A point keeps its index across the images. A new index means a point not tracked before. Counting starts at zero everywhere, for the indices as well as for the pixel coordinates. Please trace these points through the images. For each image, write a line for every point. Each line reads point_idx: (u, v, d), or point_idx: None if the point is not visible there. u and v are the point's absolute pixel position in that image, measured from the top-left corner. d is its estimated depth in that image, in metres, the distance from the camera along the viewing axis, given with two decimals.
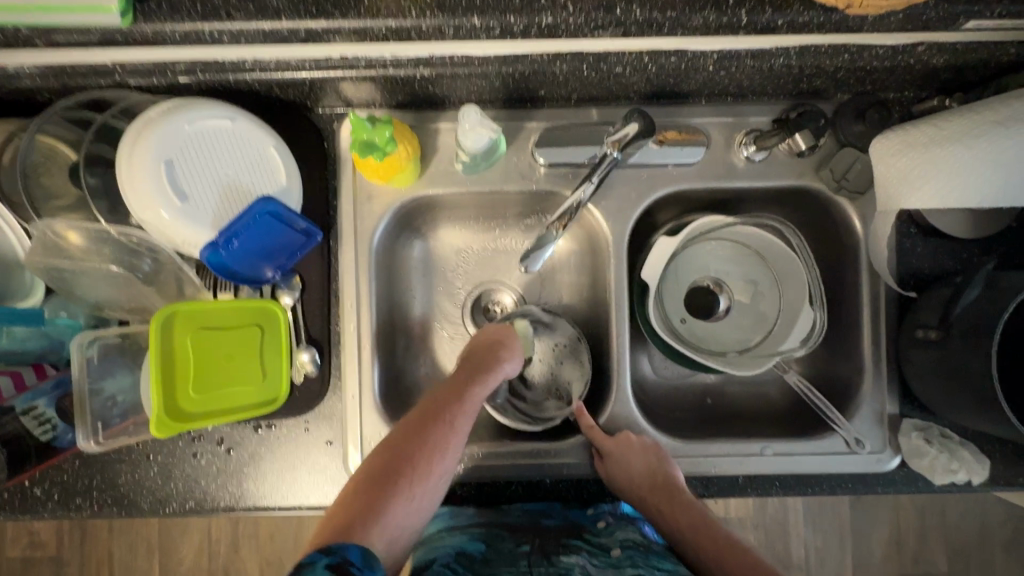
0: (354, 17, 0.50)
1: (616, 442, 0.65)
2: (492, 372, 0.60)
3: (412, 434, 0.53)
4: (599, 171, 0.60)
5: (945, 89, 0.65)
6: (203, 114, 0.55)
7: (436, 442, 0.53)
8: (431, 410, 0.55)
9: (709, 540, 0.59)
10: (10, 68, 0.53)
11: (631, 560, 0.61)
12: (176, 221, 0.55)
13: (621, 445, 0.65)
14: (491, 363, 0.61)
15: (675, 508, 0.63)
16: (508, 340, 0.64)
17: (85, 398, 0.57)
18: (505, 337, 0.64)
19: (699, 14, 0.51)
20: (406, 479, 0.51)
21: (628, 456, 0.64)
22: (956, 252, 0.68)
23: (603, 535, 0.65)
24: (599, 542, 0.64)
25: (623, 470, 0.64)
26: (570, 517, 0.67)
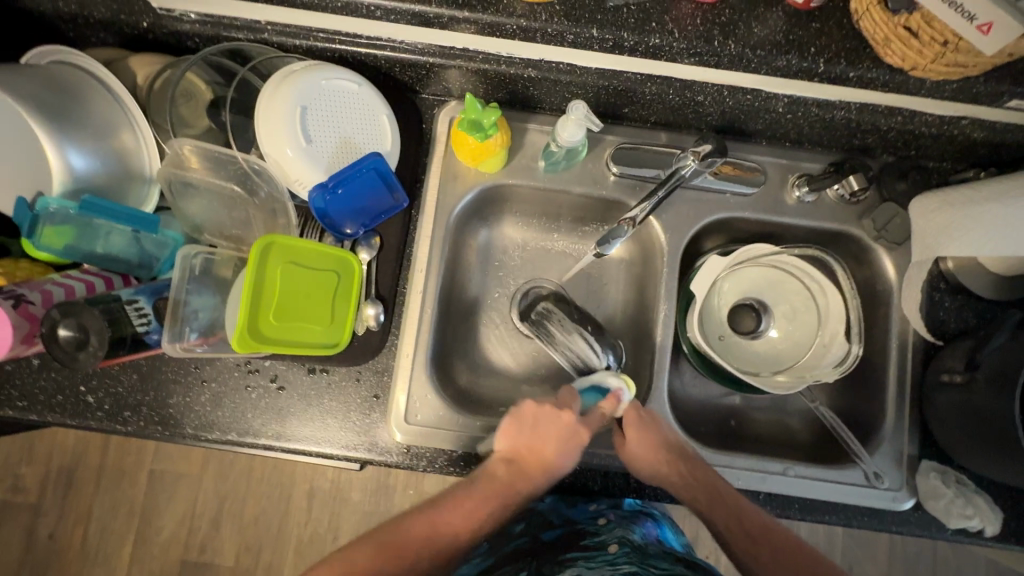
0: (493, 12, 0.58)
1: (641, 423, 0.66)
2: (534, 466, 0.61)
3: (430, 525, 0.58)
4: (666, 187, 0.67)
5: (980, 164, 0.73)
6: (337, 75, 0.63)
7: (458, 524, 0.58)
8: (461, 498, 0.60)
9: (764, 546, 0.60)
10: (177, 11, 0.63)
11: (626, 557, 0.61)
12: (300, 160, 0.61)
13: (651, 423, 0.66)
14: (552, 436, 0.61)
15: (716, 509, 0.62)
16: (543, 423, 0.62)
17: (176, 304, 0.61)
18: (569, 412, 0.63)
19: (784, 57, 0.58)
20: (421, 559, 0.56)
21: (644, 447, 0.65)
22: (982, 312, 0.73)
23: (604, 533, 0.67)
24: (598, 542, 0.65)
25: (645, 456, 0.65)
26: (571, 513, 0.72)
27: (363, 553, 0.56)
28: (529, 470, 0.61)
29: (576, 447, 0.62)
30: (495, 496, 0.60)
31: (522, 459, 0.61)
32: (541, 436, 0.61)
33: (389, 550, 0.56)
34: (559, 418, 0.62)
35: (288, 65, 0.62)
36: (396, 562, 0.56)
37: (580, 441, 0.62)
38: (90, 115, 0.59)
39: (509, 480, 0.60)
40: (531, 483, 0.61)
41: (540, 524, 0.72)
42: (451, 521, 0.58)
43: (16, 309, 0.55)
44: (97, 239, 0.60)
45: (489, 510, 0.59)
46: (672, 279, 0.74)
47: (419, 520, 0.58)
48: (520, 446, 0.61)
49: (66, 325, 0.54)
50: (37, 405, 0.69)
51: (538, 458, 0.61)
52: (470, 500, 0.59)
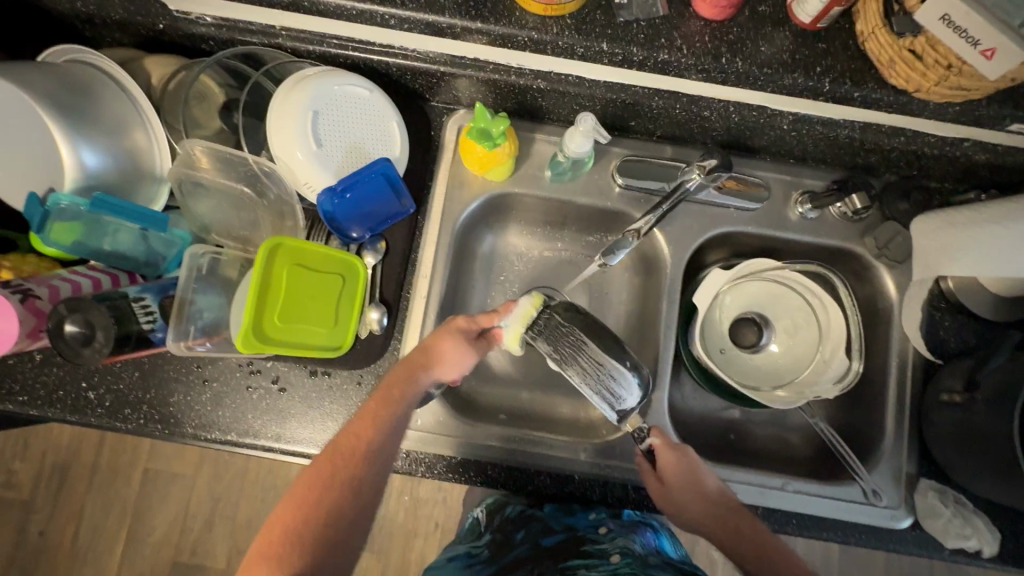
0: (505, 24, 0.59)
1: (681, 464, 0.64)
2: (408, 377, 0.59)
3: (358, 441, 0.55)
4: (670, 200, 0.69)
5: (982, 186, 0.74)
6: (350, 81, 0.63)
7: (340, 445, 0.55)
8: (371, 412, 0.57)
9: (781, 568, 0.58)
10: (194, 14, 0.64)
11: (629, 565, 0.58)
12: (310, 164, 0.62)
13: (687, 461, 0.65)
14: (432, 349, 0.61)
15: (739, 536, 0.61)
16: (452, 332, 0.62)
17: (182, 302, 0.61)
18: (455, 330, 0.62)
19: (790, 75, 0.59)
20: (349, 475, 0.53)
21: (680, 475, 0.64)
22: (982, 332, 0.74)
23: (605, 541, 0.64)
24: (600, 550, 0.62)
25: (685, 496, 0.64)
26: (569, 519, 0.70)
27: (306, 474, 0.54)
28: (407, 384, 0.58)
29: (468, 346, 0.61)
30: (385, 409, 0.57)
31: (402, 374, 0.59)
32: (438, 354, 0.60)
33: (320, 468, 0.54)
34: (459, 333, 0.62)
35: (302, 70, 0.63)
36: (310, 499, 0.52)
37: (468, 336, 0.62)
38: (103, 113, 0.59)
39: (397, 395, 0.58)
40: (408, 404, 0.58)
41: (539, 531, 0.69)
42: (356, 437, 0.55)
43: (23, 304, 0.55)
44: (105, 237, 0.61)
45: (348, 430, 0.56)
46: (674, 291, 0.75)
47: (351, 436, 0.55)
48: (420, 361, 0.60)
49: (74, 321, 0.54)
50: (37, 400, 0.69)
51: (415, 369, 0.60)
52: (373, 412, 0.57)
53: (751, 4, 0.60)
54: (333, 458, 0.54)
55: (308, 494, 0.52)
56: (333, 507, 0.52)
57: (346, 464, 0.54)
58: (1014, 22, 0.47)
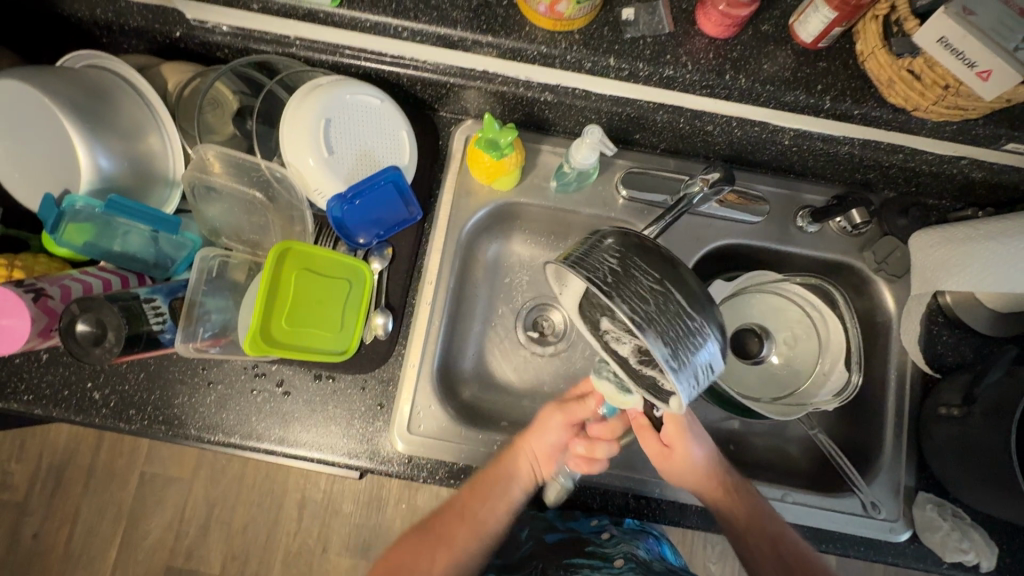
0: (515, 39, 0.61)
1: (688, 437, 0.64)
2: (519, 466, 0.67)
3: (463, 517, 0.65)
4: (674, 212, 0.66)
5: (979, 204, 0.75)
6: (361, 90, 0.65)
7: (461, 526, 0.65)
8: (471, 496, 0.66)
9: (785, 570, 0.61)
10: (210, 23, 0.65)
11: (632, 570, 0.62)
12: (321, 171, 0.63)
13: (692, 431, 0.65)
14: (532, 440, 0.67)
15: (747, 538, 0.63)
16: (553, 420, 0.67)
17: (191, 304, 0.62)
18: (575, 414, 0.66)
19: (791, 92, 0.61)
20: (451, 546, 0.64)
21: (685, 467, 0.65)
22: (979, 347, 0.75)
23: (607, 546, 0.67)
24: (603, 552, 0.66)
25: (690, 472, 0.65)
26: (573, 523, 0.72)
27: (415, 538, 0.66)
28: (503, 462, 0.67)
29: (563, 436, 0.67)
30: (495, 493, 0.66)
31: (508, 451, 0.67)
32: (534, 435, 0.67)
33: (431, 538, 0.65)
34: (554, 415, 0.67)
35: (314, 79, 0.64)
36: (419, 548, 0.65)
37: (553, 425, 0.67)
38: (119, 117, 0.60)
39: (501, 482, 0.66)
40: (516, 485, 0.66)
41: (543, 527, 0.74)
42: (469, 521, 0.65)
43: (36, 303, 0.56)
44: (116, 238, 0.62)
45: (464, 509, 0.66)
46: None
47: (465, 515, 0.65)
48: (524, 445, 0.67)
49: (85, 320, 0.54)
50: (42, 399, 0.70)
51: (518, 459, 0.67)
52: (482, 499, 0.65)
53: (754, 23, 0.62)
54: (441, 527, 0.65)
55: (417, 559, 0.64)
56: (422, 554, 0.64)
57: (447, 536, 0.65)
58: (1009, 45, 0.49)
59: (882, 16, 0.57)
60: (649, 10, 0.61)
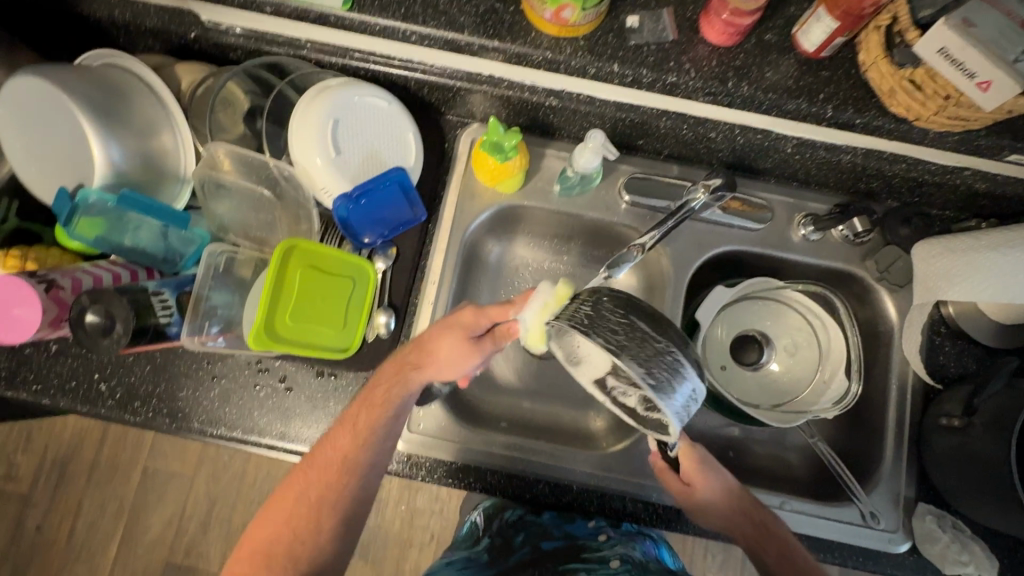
0: (520, 44, 0.62)
1: (704, 469, 0.64)
2: (403, 383, 0.60)
3: (337, 459, 0.59)
4: (676, 218, 0.69)
5: (983, 214, 0.75)
6: (369, 92, 0.66)
7: (331, 463, 0.59)
8: (349, 424, 0.60)
9: None
10: (225, 25, 0.66)
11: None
12: (329, 170, 0.64)
13: (709, 465, 0.65)
14: (421, 360, 0.60)
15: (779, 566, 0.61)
16: (437, 333, 0.61)
17: (198, 300, 0.64)
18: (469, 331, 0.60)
19: (793, 100, 0.62)
20: (327, 494, 0.58)
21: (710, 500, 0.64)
22: (982, 359, 0.74)
23: (604, 548, 0.69)
24: (599, 555, 0.68)
25: (713, 504, 0.64)
26: (570, 528, 0.73)
27: (292, 488, 0.59)
28: (396, 383, 0.60)
29: (467, 354, 0.60)
30: (372, 416, 0.59)
31: (401, 368, 0.61)
32: (437, 352, 0.60)
33: (307, 485, 0.58)
34: (451, 334, 0.60)
35: (324, 81, 0.66)
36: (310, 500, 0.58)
37: (456, 344, 0.60)
38: (133, 115, 0.62)
39: (382, 406, 0.59)
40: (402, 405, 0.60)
41: (538, 534, 0.73)
42: (343, 460, 0.58)
43: (47, 294, 0.58)
44: (128, 232, 0.63)
45: (337, 446, 0.59)
46: (677, 308, 0.76)
47: (338, 454, 0.59)
48: (410, 362, 0.61)
49: (94, 312, 0.56)
50: (50, 389, 0.71)
51: (400, 376, 0.60)
52: (363, 426, 0.59)
53: (757, 32, 0.62)
54: (315, 475, 0.59)
55: (293, 513, 0.57)
56: (309, 514, 0.57)
57: (320, 485, 0.58)
58: (1009, 57, 0.49)
59: (885, 27, 0.57)
60: (653, 17, 0.62)
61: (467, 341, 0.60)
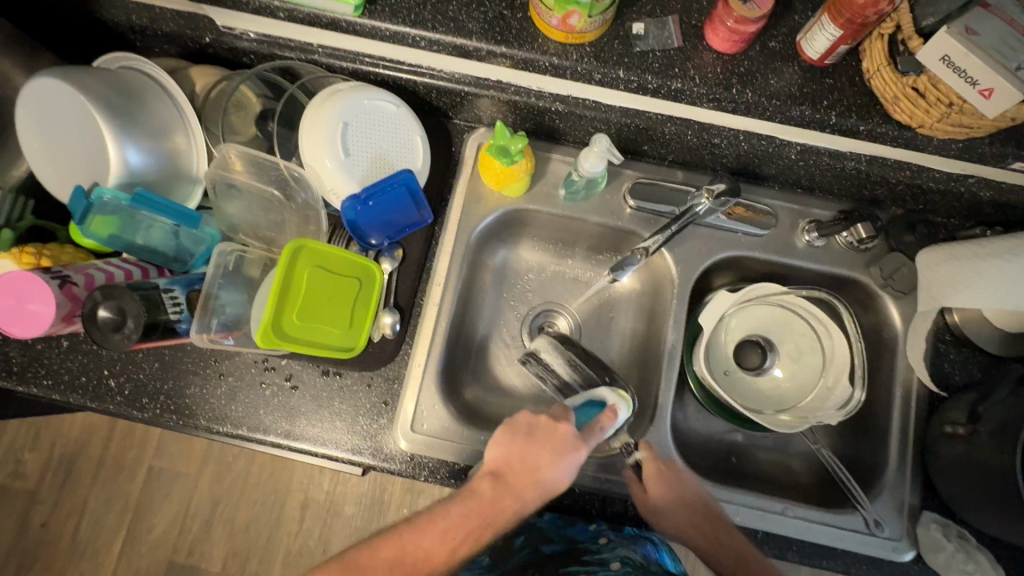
0: (527, 49, 0.63)
1: (665, 474, 0.67)
2: (519, 492, 0.57)
3: (432, 547, 0.55)
4: (678, 223, 0.70)
5: (988, 222, 0.75)
6: (378, 95, 0.67)
7: (420, 547, 0.55)
8: (439, 514, 0.56)
9: None
10: (238, 30, 0.68)
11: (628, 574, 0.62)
12: (336, 170, 0.65)
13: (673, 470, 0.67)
14: (541, 462, 0.58)
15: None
16: (559, 432, 0.60)
17: (207, 297, 0.64)
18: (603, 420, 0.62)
19: (797, 107, 0.62)
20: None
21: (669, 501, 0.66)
22: (988, 367, 0.74)
23: (604, 551, 0.67)
24: (600, 558, 0.66)
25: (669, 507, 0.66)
26: (569, 532, 0.73)
27: (364, 562, 0.54)
28: (505, 505, 0.57)
29: (574, 462, 0.59)
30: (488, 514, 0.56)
31: (507, 489, 0.57)
32: (540, 463, 0.58)
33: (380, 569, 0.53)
34: (562, 438, 0.59)
35: (334, 85, 0.67)
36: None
37: (575, 454, 0.59)
38: (149, 116, 0.63)
39: (494, 509, 0.56)
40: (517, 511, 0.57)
41: (539, 538, 0.74)
42: (429, 546, 0.55)
43: (62, 289, 0.59)
44: (139, 231, 0.64)
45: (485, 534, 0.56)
46: (681, 313, 0.76)
47: (429, 547, 0.55)
48: (517, 456, 0.58)
49: (106, 307, 0.57)
50: (60, 384, 0.72)
51: (529, 480, 0.57)
52: (454, 519, 0.56)
53: (762, 39, 0.63)
54: (401, 557, 0.54)
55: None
56: None
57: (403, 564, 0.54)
58: (1011, 64, 0.50)
59: (888, 35, 0.57)
60: (659, 25, 0.63)
61: (579, 447, 0.60)
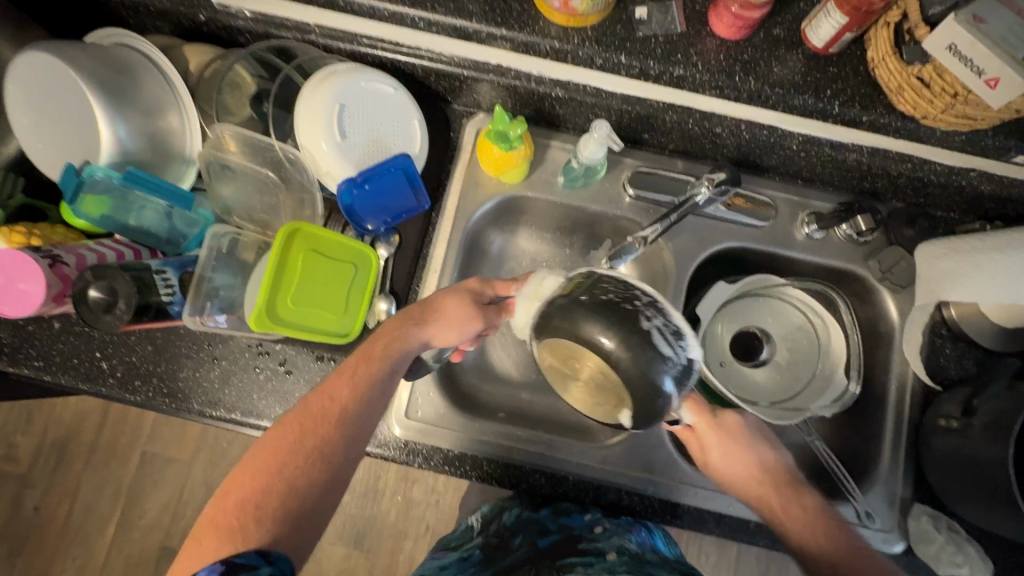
0: (528, 32, 0.62)
1: (728, 438, 0.63)
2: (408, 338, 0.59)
3: (323, 408, 0.53)
4: (678, 212, 0.69)
5: (987, 217, 0.75)
6: (376, 78, 0.66)
7: (317, 403, 0.54)
8: (336, 376, 0.56)
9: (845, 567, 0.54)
10: (235, 8, 0.67)
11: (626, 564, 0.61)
12: (332, 153, 0.64)
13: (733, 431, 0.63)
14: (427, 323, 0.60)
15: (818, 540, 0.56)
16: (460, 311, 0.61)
17: (200, 279, 0.64)
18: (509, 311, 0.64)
19: (800, 96, 0.62)
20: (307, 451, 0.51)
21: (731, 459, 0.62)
22: (983, 362, 0.74)
23: (600, 540, 0.65)
24: (595, 547, 0.64)
25: (732, 469, 0.62)
26: (565, 520, 0.70)
27: (280, 440, 0.51)
28: (397, 337, 0.59)
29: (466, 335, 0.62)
30: (369, 371, 0.56)
31: (367, 346, 0.59)
32: (424, 320, 0.60)
33: (292, 446, 0.51)
34: (465, 308, 0.61)
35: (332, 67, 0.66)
36: (297, 445, 0.51)
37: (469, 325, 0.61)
38: (141, 95, 0.62)
39: (370, 367, 0.56)
40: (402, 360, 0.58)
41: (536, 532, 0.69)
42: (330, 406, 0.54)
43: (52, 269, 0.58)
44: (133, 211, 0.64)
45: (355, 393, 0.55)
46: (678, 303, 0.75)
47: (319, 407, 0.53)
48: (417, 317, 0.60)
49: (98, 287, 0.56)
50: (51, 366, 0.71)
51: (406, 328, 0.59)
52: (348, 375, 0.56)
53: (766, 26, 0.62)
54: (300, 429, 0.52)
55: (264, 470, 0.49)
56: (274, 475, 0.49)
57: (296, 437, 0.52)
58: (1017, 53, 0.50)
59: (893, 23, 0.57)
60: (662, 9, 0.62)
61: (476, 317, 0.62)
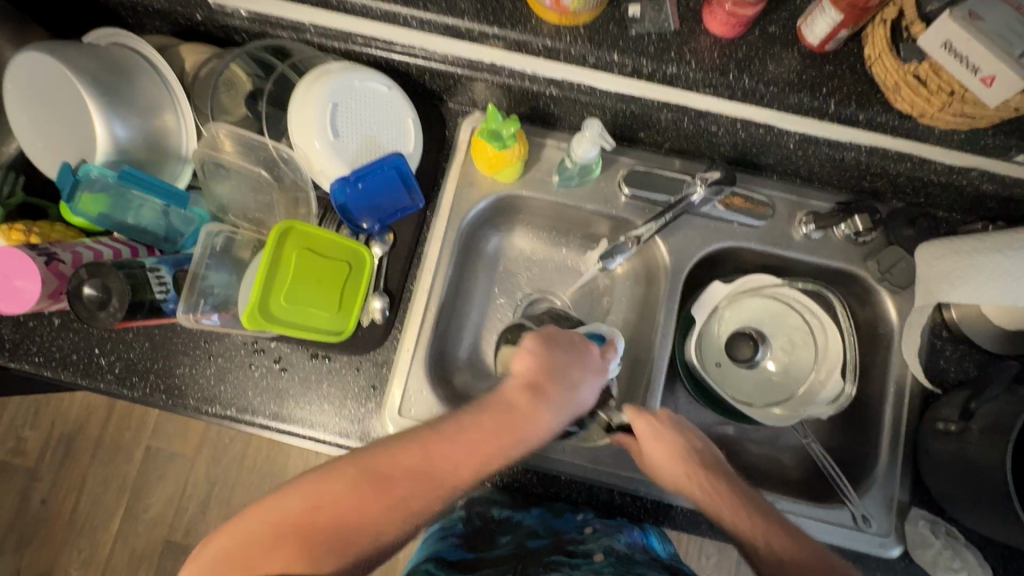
0: (520, 31, 0.62)
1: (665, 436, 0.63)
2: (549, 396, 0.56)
3: (430, 452, 0.50)
4: (673, 211, 0.69)
5: (989, 218, 0.74)
6: (370, 77, 0.66)
7: (438, 451, 0.51)
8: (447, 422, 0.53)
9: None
10: (230, 7, 0.67)
11: (613, 565, 0.60)
12: (325, 151, 0.65)
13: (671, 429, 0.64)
14: (559, 374, 0.58)
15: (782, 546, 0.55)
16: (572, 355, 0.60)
17: (194, 277, 0.64)
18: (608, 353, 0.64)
19: (795, 94, 0.61)
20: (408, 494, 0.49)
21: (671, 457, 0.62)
22: (984, 365, 0.73)
23: (588, 541, 0.65)
24: (583, 549, 0.63)
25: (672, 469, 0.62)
26: (554, 523, 0.70)
27: (357, 478, 0.48)
28: (529, 413, 0.54)
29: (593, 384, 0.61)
30: (509, 426, 0.53)
31: (505, 400, 0.55)
32: (547, 370, 0.57)
33: (381, 484, 0.49)
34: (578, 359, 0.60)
35: (325, 65, 0.66)
36: (383, 492, 0.48)
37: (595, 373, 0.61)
38: (137, 93, 0.62)
39: (502, 421, 0.53)
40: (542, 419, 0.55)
41: (525, 533, 0.69)
42: (444, 452, 0.51)
43: (48, 266, 0.59)
44: (131, 210, 0.64)
45: (500, 455, 0.52)
46: (673, 302, 0.75)
47: (425, 448, 0.51)
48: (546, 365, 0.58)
49: (91, 284, 0.57)
50: (51, 361, 0.72)
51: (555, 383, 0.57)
52: (478, 429, 0.52)
53: (761, 24, 0.62)
54: (395, 470, 0.49)
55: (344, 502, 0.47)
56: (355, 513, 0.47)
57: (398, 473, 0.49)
58: (1015, 52, 0.48)
59: (889, 21, 0.56)
60: (656, 7, 0.62)
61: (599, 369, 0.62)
